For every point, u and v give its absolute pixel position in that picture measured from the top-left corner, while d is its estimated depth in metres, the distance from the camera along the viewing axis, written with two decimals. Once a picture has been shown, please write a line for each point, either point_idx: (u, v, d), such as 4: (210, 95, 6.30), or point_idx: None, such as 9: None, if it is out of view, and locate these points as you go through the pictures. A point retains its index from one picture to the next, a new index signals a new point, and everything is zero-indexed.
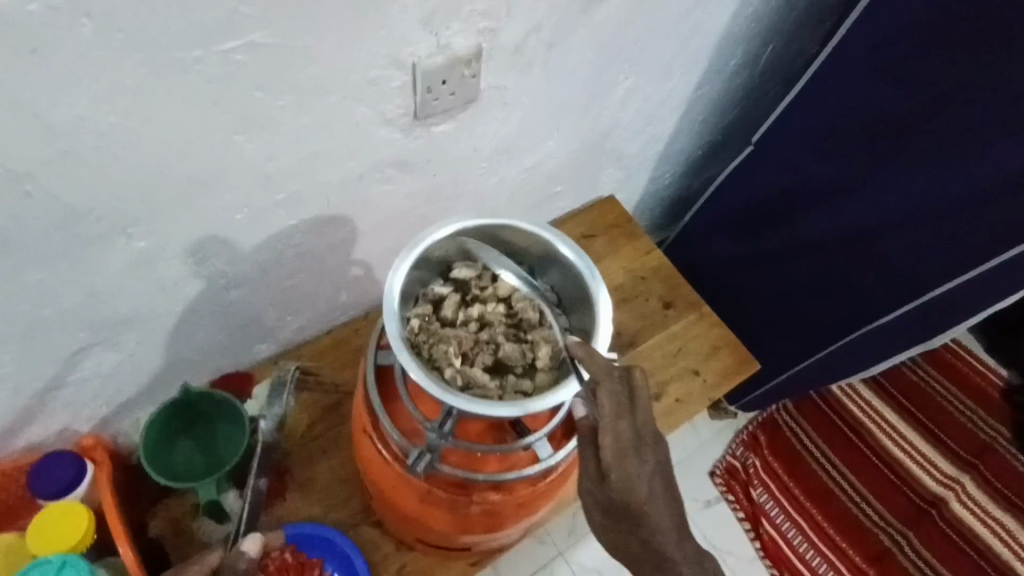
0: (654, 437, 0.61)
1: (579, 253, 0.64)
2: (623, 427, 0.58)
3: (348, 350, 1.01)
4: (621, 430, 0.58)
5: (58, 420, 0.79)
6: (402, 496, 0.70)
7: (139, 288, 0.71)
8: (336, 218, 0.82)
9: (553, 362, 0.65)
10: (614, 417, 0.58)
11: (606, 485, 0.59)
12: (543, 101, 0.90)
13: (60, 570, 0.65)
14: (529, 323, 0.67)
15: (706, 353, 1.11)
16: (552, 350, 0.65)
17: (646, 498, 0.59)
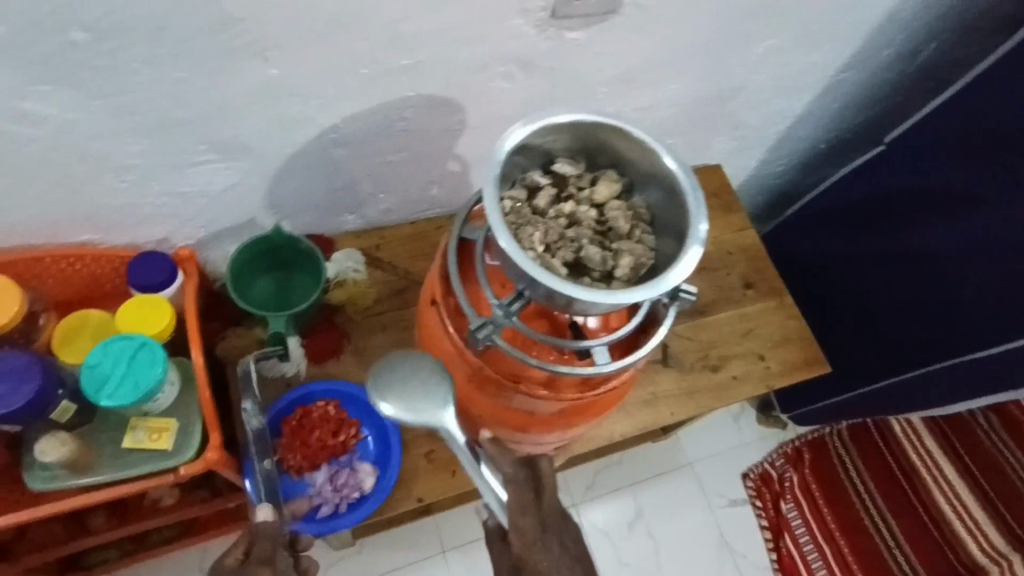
0: (558, 527, 0.67)
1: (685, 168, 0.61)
2: (531, 514, 0.65)
3: (426, 242, 1.03)
4: (526, 527, 0.63)
5: (160, 229, 0.85)
6: (452, 372, 0.72)
7: (260, 118, 0.75)
8: (449, 102, 0.83)
9: (632, 274, 0.62)
10: (520, 511, 0.64)
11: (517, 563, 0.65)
12: (680, 37, 0.87)
13: (138, 349, 0.70)
14: (617, 233, 0.65)
15: (776, 341, 1.06)
16: (634, 263, 0.63)
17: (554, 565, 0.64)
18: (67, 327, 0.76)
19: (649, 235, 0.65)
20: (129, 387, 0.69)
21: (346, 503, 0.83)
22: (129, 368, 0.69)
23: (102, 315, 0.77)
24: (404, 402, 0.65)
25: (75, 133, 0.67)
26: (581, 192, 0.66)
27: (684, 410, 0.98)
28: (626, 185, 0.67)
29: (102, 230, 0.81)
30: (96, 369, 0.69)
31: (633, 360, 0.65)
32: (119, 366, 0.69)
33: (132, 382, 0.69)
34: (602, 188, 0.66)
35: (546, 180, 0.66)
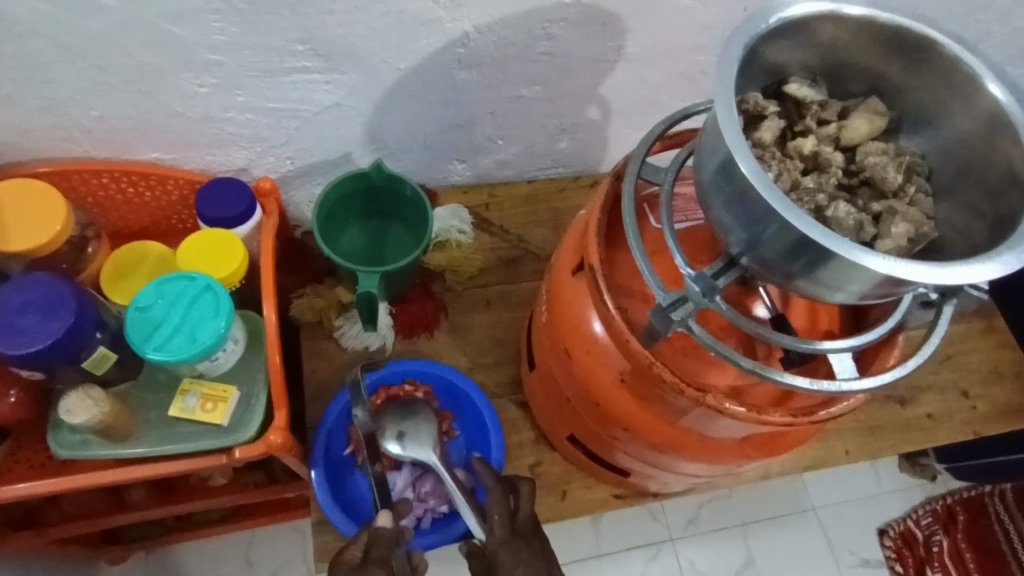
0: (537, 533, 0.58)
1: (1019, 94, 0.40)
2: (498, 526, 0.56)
3: (543, 207, 0.85)
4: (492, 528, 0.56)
5: (240, 153, 0.69)
6: (598, 366, 0.53)
7: (378, 12, 0.58)
8: (611, 17, 0.64)
9: (908, 248, 0.41)
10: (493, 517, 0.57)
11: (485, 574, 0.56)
12: None
13: (200, 292, 0.55)
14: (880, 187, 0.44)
15: (986, 375, 0.81)
16: (911, 232, 0.42)
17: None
18: (119, 260, 0.62)
19: (927, 196, 0.44)
20: (181, 341, 0.53)
21: (430, 518, 0.66)
22: (186, 318, 0.54)
23: (162, 249, 0.63)
24: (409, 443, 0.66)
25: (151, 8, 0.52)
26: (824, 127, 0.45)
27: (864, 451, 0.75)
28: (891, 122, 0.46)
29: (172, 146, 0.66)
30: (146, 313, 0.54)
31: (884, 379, 0.44)
32: (174, 313, 0.54)
33: (187, 334, 0.54)
34: (860, 123, 0.45)
35: (775, 106, 0.45)
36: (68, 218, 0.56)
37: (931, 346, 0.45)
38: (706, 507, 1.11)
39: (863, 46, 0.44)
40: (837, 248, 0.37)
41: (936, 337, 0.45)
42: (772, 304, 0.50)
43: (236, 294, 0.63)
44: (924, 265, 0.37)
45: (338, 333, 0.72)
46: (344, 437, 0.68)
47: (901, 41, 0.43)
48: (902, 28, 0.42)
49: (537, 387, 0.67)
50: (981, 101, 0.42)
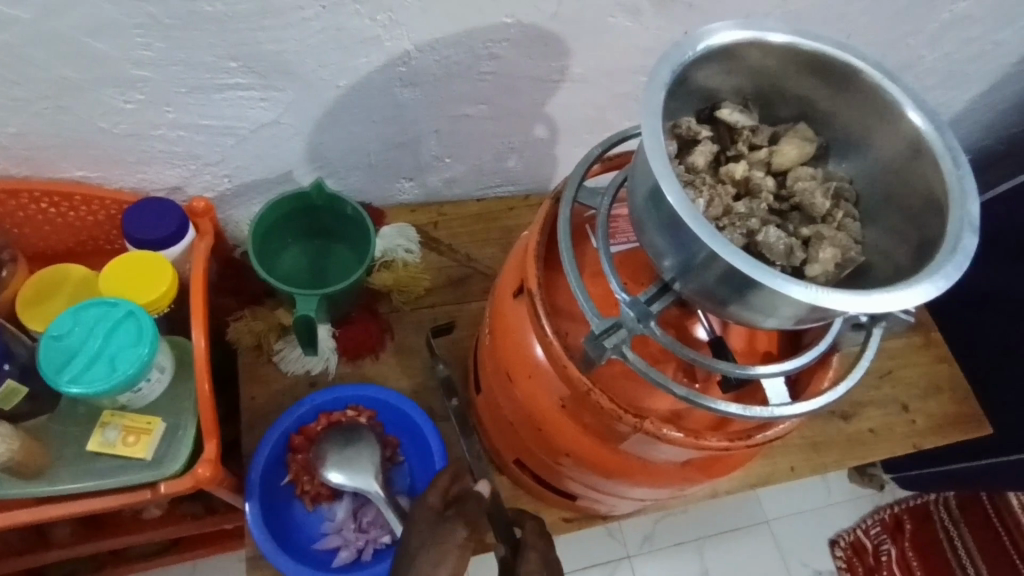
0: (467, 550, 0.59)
1: (938, 124, 0.41)
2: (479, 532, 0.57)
3: (492, 225, 0.84)
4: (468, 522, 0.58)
5: (173, 171, 0.67)
6: (539, 391, 0.52)
7: (313, 29, 0.56)
8: (553, 38, 0.64)
9: (835, 274, 0.42)
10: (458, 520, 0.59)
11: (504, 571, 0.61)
12: None
13: (121, 319, 0.52)
14: (808, 213, 0.44)
15: (924, 389, 0.83)
16: (838, 257, 0.42)
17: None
18: (37, 284, 0.58)
19: (855, 220, 0.45)
20: (97, 372, 0.50)
21: (371, 548, 0.64)
22: (103, 347, 0.51)
23: (84, 272, 0.59)
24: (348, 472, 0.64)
25: (67, 20, 0.50)
26: (755, 151, 0.46)
27: (809, 466, 0.76)
28: (821, 146, 0.47)
29: (98, 164, 0.63)
30: (59, 342, 0.51)
31: (815, 403, 0.45)
32: (91, 342, 0.51)
33: (106, 364, 0.51)
34: (790, 148, 0.45)
35: (707, 131, 0.45)
36: None
37: (863, 367, 0.45)
38: (662, 523, 1.11)
39: (790, 73, 0.45)
40: (762, 275, 0.37)
41: (866, 359, 0.46)
42: (711, 328, 0.50)
43: (166, 318, 0.61)
44: (847, 292, 0.37)
45: (278, 357, 0.70)
46: (284, 467, 0.66)
47: (827, 70, 0.43)
48: (827, 58, 0.43)
49: (483, 411, 0.66)
50: (904, 128, 0.42)
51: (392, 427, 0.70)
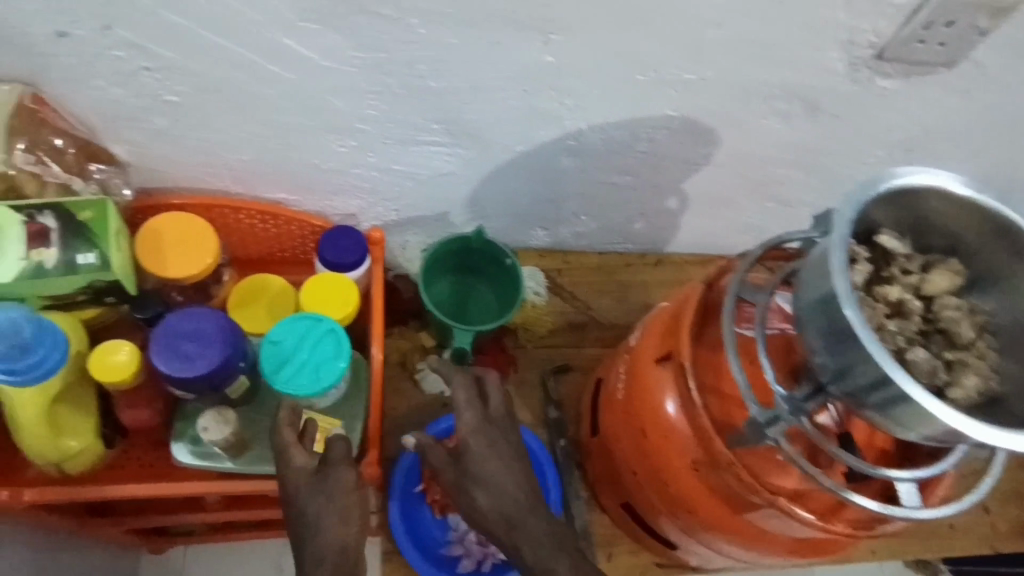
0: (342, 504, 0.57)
1: None
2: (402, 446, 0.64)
3: (610, 279, 0.91)
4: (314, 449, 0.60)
5: (355, 201, 0.76)
6: (672, 450, 0.59)
7: (510, 106, 0.65)
8: (709, 131, 0.71)
9: (974, 401, 0.48)
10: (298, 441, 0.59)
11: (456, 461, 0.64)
12: (1000, 111, 0.70)
13: (324, 333, 0.61)
14: (951, 340, 0.50)
15: (1005, 494, 0.86)
16: (977, 387, 0.48)
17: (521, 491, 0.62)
18: (244, 288, 0.68)
19: (993, 352, 0.50)
20: (306, 378, 0.60)
21: (489, 561, 0.71)
22: (312, 356, 0.61)
23: (282, 283, 0.69)
24: None
25: (321, 83, 0.59)
26: (907, 276, 0.52)
27: (887, 551, 0.81)
28: (965, 279, 0.52)
29: (299, 190, 0.73)
30: (276, 348, 0.61)
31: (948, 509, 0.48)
32: (303, 352, 0.61)
33: (312, 371, 0.60)
34: (940, 279, 0.51)
35: (865, 254, 0.51)
36: (216, 250, 0.63)
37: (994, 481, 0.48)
38: None
39: (956, 214, 0.50)
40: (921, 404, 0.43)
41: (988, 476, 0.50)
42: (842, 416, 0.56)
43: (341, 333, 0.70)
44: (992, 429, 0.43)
45: (417, 374, 0.79)
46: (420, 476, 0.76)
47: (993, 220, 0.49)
48: (995, 211, 0.49)
49: (598, 453, 0.73)
50: None
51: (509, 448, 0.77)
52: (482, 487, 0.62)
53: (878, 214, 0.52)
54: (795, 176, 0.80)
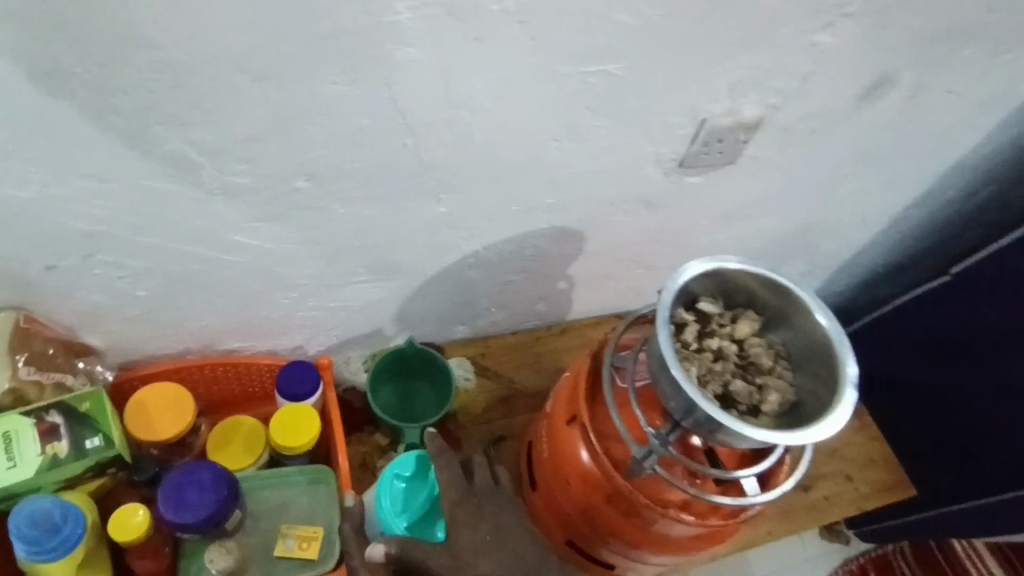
0: None
1: (834, 319, 0.67)
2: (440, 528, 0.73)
3: (527, 354, 1.09)
4: None
5: (301, 337, 0.90)
6: (590, 489, 0.76)
7: (419, 245, 0.82)
8: (576, 232, 0.91)
9: (779, 410, 0.68)
10: None
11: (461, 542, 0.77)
12: (779, 182, 0.95)
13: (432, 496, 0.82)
14: (759, 368, 0.71)
15: (861, 462, 1.09)
16: (780, 399, 0.69)
17: (494, 531, 0.79)
18: (222, 431, 0.81)
19: (789, 371, 0.71)
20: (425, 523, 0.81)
21: None
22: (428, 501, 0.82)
23: (252, 421, 0.81)
24: None
25: (267, 259, 0.74)
26: (723, 328, 0.73)
27: (781, 529, 1.01)
28: (762, 322, 0.74)
29: (252, 339, 0.86)
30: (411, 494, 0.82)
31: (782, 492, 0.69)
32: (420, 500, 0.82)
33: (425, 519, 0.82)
34: (744, 326, 0.72)
35: (691, 317, 0.72)
36: (194, 408, 0.75)
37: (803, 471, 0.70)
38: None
39: (745, 279, 0.71)
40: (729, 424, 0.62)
41: (803, 463, 0.71)
42: (715, 452, 0.73)
43: (308, 454, 0.82)
44: (784, 433, 0.63)
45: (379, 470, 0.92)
46: None
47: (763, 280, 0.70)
48: (764, 275, 0.70)
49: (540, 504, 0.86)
50: (815, 323, 0.69)
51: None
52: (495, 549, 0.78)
53: (690, 288, 0.73)
54: (652, 249, 1.01)
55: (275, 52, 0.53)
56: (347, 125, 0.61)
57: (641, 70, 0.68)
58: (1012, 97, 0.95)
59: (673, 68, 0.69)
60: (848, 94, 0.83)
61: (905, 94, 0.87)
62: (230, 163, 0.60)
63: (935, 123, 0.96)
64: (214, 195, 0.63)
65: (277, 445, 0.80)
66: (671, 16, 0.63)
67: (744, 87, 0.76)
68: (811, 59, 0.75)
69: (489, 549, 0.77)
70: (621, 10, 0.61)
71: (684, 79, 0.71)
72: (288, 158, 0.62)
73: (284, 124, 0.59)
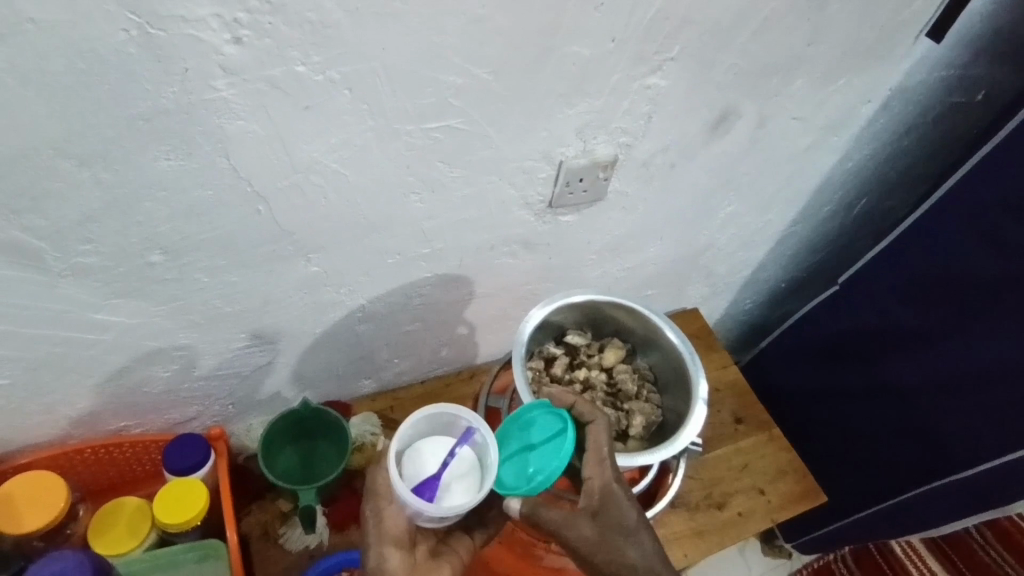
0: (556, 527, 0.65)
1: (682, 339, 0.75)
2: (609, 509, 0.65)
3: (437, 401, 1.08)
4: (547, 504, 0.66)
5: (192, 409, 0.89)
6: None
7: (299, 305, 0.83)
8: (462, 278, 0.94)
9: (645, 431, 0.75)
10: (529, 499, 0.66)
11: (600, 517, 0.65)
12: (651, 212, 1.00)
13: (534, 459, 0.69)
14: (627, 394, 0.78)
15: (774, 474, 1.11)
16: (645, 421, 0.76)
17: (635, 518, 0.65)
18: (105, 515, 0.80)
19: (655, 393, 0.79)
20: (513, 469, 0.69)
21: None
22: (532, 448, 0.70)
23: (135, 501, 0.81)
24: None
25: (134, 335, 0.74)
26: (591, 358, 0.80)
27: (697, 551, 1.03)
28: (629, 349, 0.81)
29: (137, 416, 0.85)
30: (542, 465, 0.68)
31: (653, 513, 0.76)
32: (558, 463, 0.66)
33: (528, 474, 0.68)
34: (610, 355, 0.80)
35: (560, 350, 0.80)
36: (67, 494, 0.76)
37: (675, 489, 0.77)
38: None
39: (604, 309, 0.79)
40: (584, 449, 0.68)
41: (676, 483, 0.78)
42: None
43: (199, 529, 0.81)
44: (643, 452, 0.69)
45: (283, 537, 0.90)
46: None
47: (619, 310, 0.78)
48: (618, 304, 0.78)
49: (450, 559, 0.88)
50: (669, 343, 0.76)
51: (466, 440, 0.71)
52: (629, 539, 0.65)
53: (556, 325, 0.80)
54: (545, 286, 1.04)
55: (97, 137, 0.56)
56: (188, 198, 0.64)
57: (482, 121, 0.72)
58: (858, 117, 1.03)
59: (514, 119, 0.74)
60: (697, 128, 0.89)
61: (753, 124, 0.94)
62: (73, 245, 0.63)
63: (791, 146, 1.02)
64: (63, 277, 0.65)
65: (162, 523, 0.78)
66: (499, 74, 0.68)
67: (591, 130, 0.81)
68: (648, 99, 0.81)
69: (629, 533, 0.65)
70: (446, 72, 0.65)
71: (528, 128, 0.76)
72: (133, 234, 0.64)
73: (120, 204, 0.61)
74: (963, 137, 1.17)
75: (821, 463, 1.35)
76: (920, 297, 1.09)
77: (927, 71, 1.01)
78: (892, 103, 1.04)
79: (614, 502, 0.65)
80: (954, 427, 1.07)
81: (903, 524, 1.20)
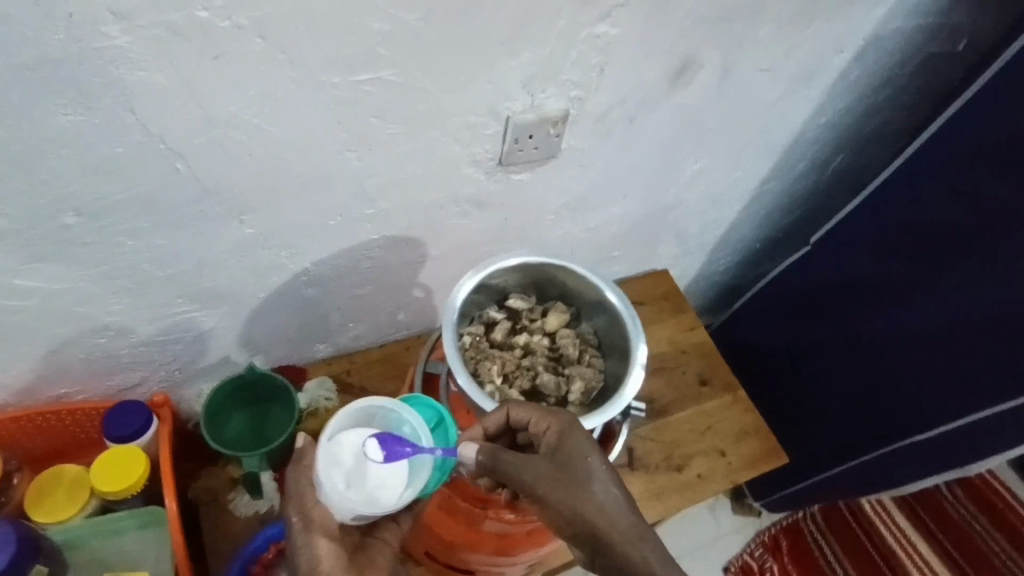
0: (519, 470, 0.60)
1: (622, 300, 0.73)
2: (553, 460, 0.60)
3: (394, 364, 1.06)
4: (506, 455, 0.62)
5: (136, 374, 0.87)
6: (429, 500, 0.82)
7: (239, 268, 0.80)
8: (412, 239, 0.90)
9: (583, 397, 0.74)
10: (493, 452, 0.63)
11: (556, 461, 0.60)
12: (610, 169, 0.96)
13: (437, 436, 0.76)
14: (568, 360, 0.77)
15: (735, 436, 1.11)
16: (584, 387, 0.74)
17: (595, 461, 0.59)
18: (41, 484, 0.79)
19: (597, 358, 0.77)
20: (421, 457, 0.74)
21: None
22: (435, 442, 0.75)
23: (75, 469, 0.80)
24: None
25: (60, 300, 0.72)
26: (533, 324, 0.78)
27: (654, 512, 1.03)
28: (573, 313, 0.79)
29: (77, 383, 0.83)
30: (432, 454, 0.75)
31: None
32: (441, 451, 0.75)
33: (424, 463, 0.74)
34: (552, 320, 0.78)
35: (501, 315, 0.78)
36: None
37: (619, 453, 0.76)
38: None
39: (545, 271, 0.77)
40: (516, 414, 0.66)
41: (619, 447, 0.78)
42: None
43: (141, 495, 0.80)
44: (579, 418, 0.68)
45: (232, 503, 0.90)
46: None
47: (561, 272, 0.76)
48: (559, 267, 0.75)
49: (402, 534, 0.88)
50: (611, 305, 0.75)
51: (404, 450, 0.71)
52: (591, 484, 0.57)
53: (496, 289, 0.78)
54: (501, 247, 1.01)
55: None
56: (97, 154, 0.60)
57: (416, 73, 0.68)
58: (828, 69, 0.99)
59: (452, 73, 0.70)
60: (654, 80, 0.85)
61: (716, 75, 0.89)
62: None
63: (759, 99, 0.98)
64: None
65: (101, 490, 0.77)
66: (431, 19, 0.63)
67: (539, 82, 0.76)
68: (601, 48, 0.76)
69: (591, 472, 0.58)
70: (372, 17, 0.61)
71: (468, 81, 0.72)
72: (41, 194, 0.61)
73: (22, 161, 0.58)
74: (942, 90, 1.12)
75: (790, 424, 1.35)
76: (892, 255, 1.07)
77: (902, 18, 0.96)
78: (865, 53, 0.99)
79: (566, 446, 0.60)
80: (920, 385, 1.06)
81: (870, 481, 1.20)
